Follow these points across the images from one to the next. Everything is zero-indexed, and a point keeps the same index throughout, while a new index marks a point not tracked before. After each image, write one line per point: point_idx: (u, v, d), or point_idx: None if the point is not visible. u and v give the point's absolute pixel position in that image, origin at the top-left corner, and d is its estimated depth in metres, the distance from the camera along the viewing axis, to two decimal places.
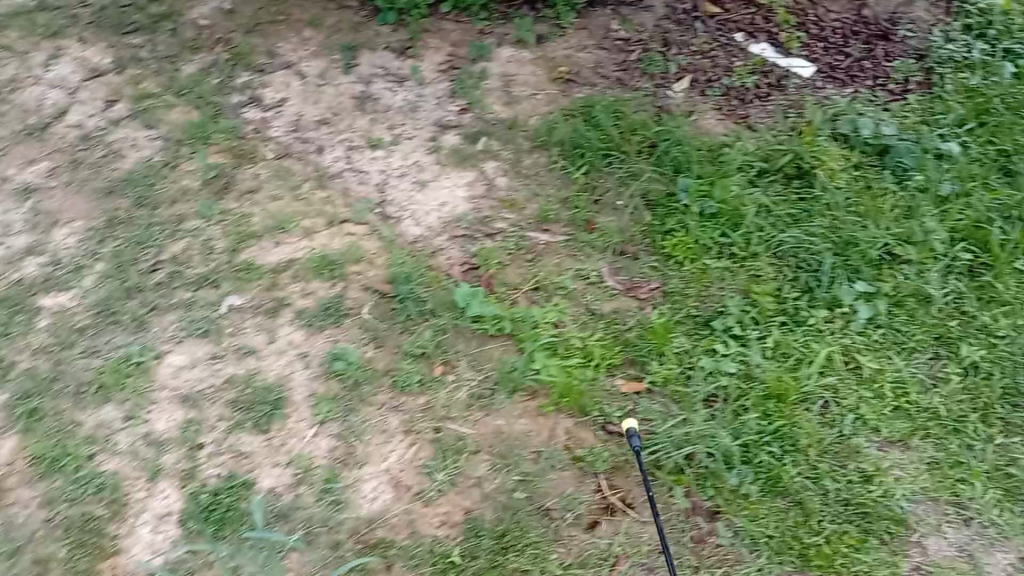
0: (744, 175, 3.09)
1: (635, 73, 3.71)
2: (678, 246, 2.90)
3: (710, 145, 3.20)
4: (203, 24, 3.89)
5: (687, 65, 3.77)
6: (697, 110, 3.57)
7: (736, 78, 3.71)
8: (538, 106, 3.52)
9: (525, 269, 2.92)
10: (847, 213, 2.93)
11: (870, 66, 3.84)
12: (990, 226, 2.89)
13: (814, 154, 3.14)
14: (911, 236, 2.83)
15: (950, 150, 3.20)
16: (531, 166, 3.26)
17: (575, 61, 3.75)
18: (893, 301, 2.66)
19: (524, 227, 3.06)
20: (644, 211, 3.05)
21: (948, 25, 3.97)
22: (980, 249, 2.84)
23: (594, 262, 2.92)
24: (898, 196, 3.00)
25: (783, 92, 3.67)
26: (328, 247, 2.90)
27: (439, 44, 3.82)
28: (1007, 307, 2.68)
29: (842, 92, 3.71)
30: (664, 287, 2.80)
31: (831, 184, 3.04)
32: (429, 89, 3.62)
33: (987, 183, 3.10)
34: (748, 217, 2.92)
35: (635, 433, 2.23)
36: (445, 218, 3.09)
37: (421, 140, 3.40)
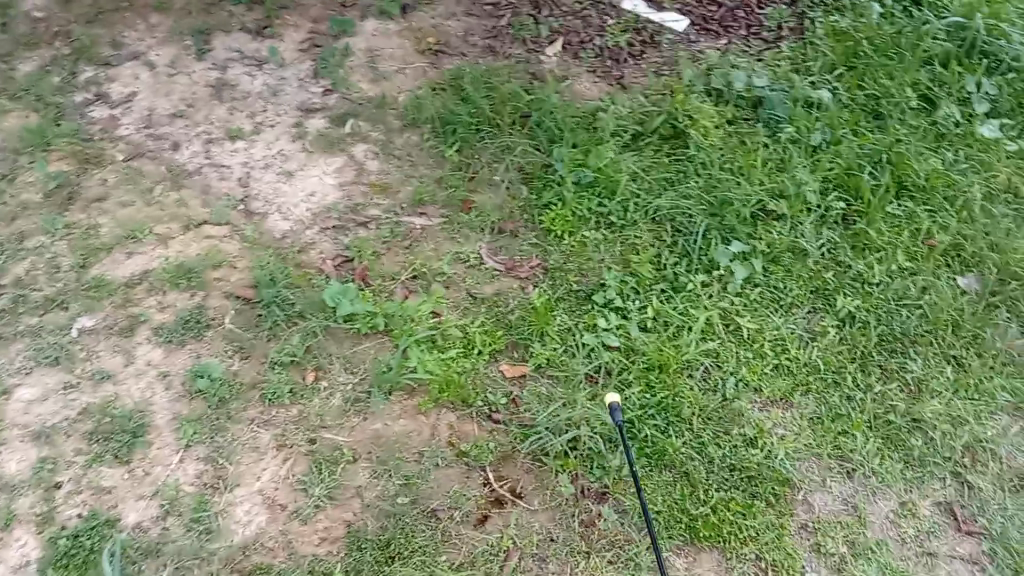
0: (619, 140, 3.09)
1: (506, 39, 3.60)
2: (556, 220, 2.85)
3: (583, 112, 3.18)
4: (38, 17, 3.60)
5: (558, 27, 3.67)
6: (571, 74, 3.47)
7: (609, 37, 3.63)
8: (406, 81, 3.40)
9: (401, 258, 2.80)
10: (721, 172, 2.94)
11: (742, 15, 3.82)
12: (860, 172, 2.91)
13: (687, 114, 3.15)
14: (783, 190, 2.84)
15: (821, 97, 3.19)
16: (402, 146, 3.15)
17: (443, 31, 3.64)
18: (769, 258, 2.66)
19: (398, 212, 2.94)
20: (522, 185, 2.99)
21: None
22: (852, 197, 2.86)
23: (474, 242, 2.84)
24: (770, 150, 3.01)
25: (656, 49, 3.62)
26: (185, 255, 2.71)
27: (300, 21, 3.65)
28: (879, 253, 2.71)
29: (717, 45, 3.67)
30: (545, 263, 2.75)
31: (705, 143, 3.05)
32: (290, 70, 3.46)
33: (858, 127, 3.10)
34: (623, 184, 2.91)
35: (619, 407, 2.09)
36: (315, 209, 2.96)
37: (284, 127, 3.25)
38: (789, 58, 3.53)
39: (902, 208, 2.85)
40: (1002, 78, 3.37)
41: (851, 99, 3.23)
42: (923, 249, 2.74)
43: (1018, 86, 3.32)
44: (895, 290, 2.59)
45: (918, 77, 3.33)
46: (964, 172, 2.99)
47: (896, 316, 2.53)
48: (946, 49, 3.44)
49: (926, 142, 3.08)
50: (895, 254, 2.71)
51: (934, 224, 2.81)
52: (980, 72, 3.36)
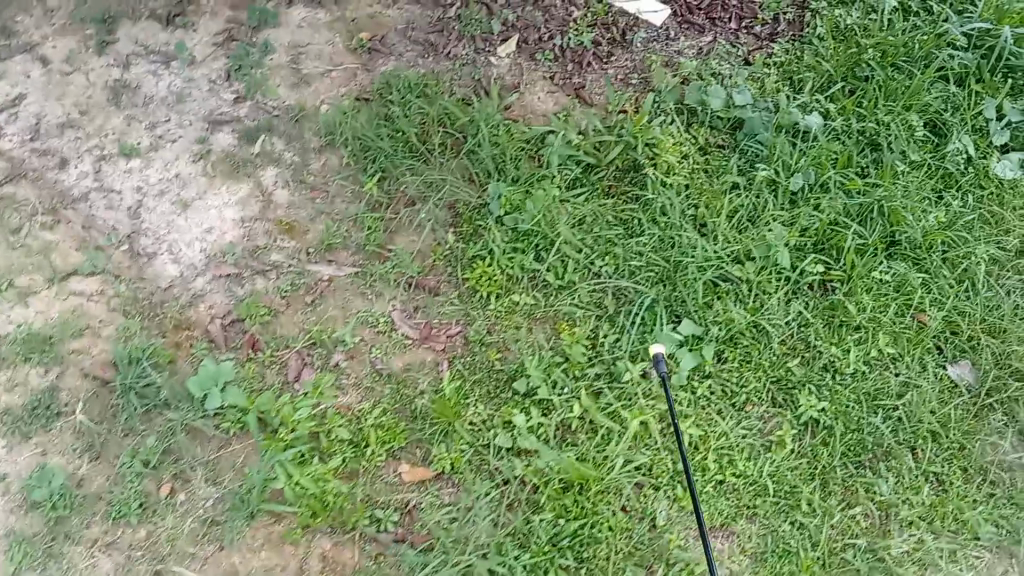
0: (569, 174, 2.65)
1: (451, 35, 3.09)
2: (482, 279, 2.43)
3: (523, 143, 2.72)
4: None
5: (514, 21, 3.13)
6: (525, 81, 3.00)
7: (573, 35, 3.11)
8: (331, 88, 2.94)
9: (301, 319, 2.44)
10: (682, 222, 2.50)
11: (736, 3, 3.27)
12: (845, 227, 2.47)
13: (651, 144, 2.67)
14: (750, 250, 2.41)
15: (809, 125, 2.70)
16: (317, 173, 2.73)
17: (382, 24, 3.12)
18: (724, 342, 2.26)
19: (303, 259, 2.55)
20: (448, 231, 2.56)
21: None
22: (832, 260, 2.43)
23: (388, 300, 2.46)
24: (742, 195, 2.55)
25: (625, 50, 3.11)
26: (44, 319, 2.43)
27: (217, 7, 3.13)
28: (859, 333, 2.30)
29: (698, 44, 3.15)
30: (467, 333, 2.36)
31: (665, 183, 2.60)
32: (200, 70, 3.00)
33: (848, 166, 2.63)
34: (562, 237, 2.46)
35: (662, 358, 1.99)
36: (210, 250, 2.58)
37: (186, 142, 2.83)
38: (781, 64, 3.04)
39: (893, 273, 2.42)
40: None
41: (843, 127, 2.74)
42: (912, 328, 2.33)
43: None
44: (870, 386, 2.21)
45: (929, 98, 2.84)
46: (970, 225, 2.55)
47: (867, 418, 2.16)
48: (966, 62, 2.93)
49: (928, 187, 2.62)
50: (876, 337, 2.29)
51: (927, 295, 2.39)
52: (1003, 92, 2.86)
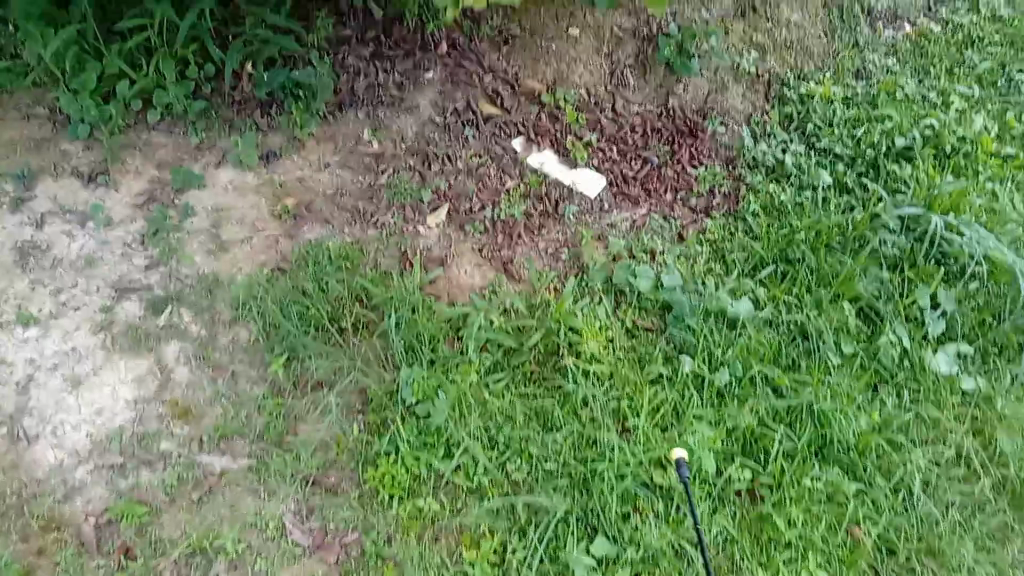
0: (489, 358, 2.52)
1: (380, 203, 3.01)
2: (383, 480, 2.28)
3: (440, 325, 2.58)
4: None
5: (445, 190, 3.08)
6: (453, 253, 2.91)
7: (504, 207, 3.06)
8: (250, 256, 2.82)
9: (183, 519, 2.25)
10: (605, 420, 2.39)
11: (671, 175, 3.27)
12: (773, 430, 2.39)
13: (573, 331, 2.57)
14: (673, 455, 2.30)
15: (738, 311, 2.62)
16: (225, 350, 2.56)
17: (312, 188, 3.04)
18: (644, 564, 2.15)
19: (194, 450, 2.36)
20: (354, 420, 2.42)
21: (767, 114, 3.50)
22: (759, 465, 2.34)
23: (281, 499, 2.28)
24: (667, 389, 2.46)
25: (557, 222, 3.06)
26: None
27: (144, 165, 3.02)
28: (788, 551, 2.19)
29: (632, 216, 3.12)
30: (363, 543, 2.19)
31: (587, 374, 2.48)
32: (116, 233, 2.85)
33: (777, 360, 2.57)
34: (474, 436, 2.35)
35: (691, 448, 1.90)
36: (96, 436, 2.39)
37: (90, 311, 2.65)
38: (712, 241, 3.01)
39: (826, 481, 2.31)
40: (964, 289, 2.82)
41: (773, 316, 2.67)
42: (846, 547, 2.21)
43: (980, 301, 2.79)
44: None
45: (862, 286, 2.75)
46: (906, 426, 2.45)
47: None
48: (899, 245, 2.88)
49: (863, 383, 2.52)
50: (807, 559, 2.18)
51: (862, 506, 2.28)
52: (937, 279, 2.80)
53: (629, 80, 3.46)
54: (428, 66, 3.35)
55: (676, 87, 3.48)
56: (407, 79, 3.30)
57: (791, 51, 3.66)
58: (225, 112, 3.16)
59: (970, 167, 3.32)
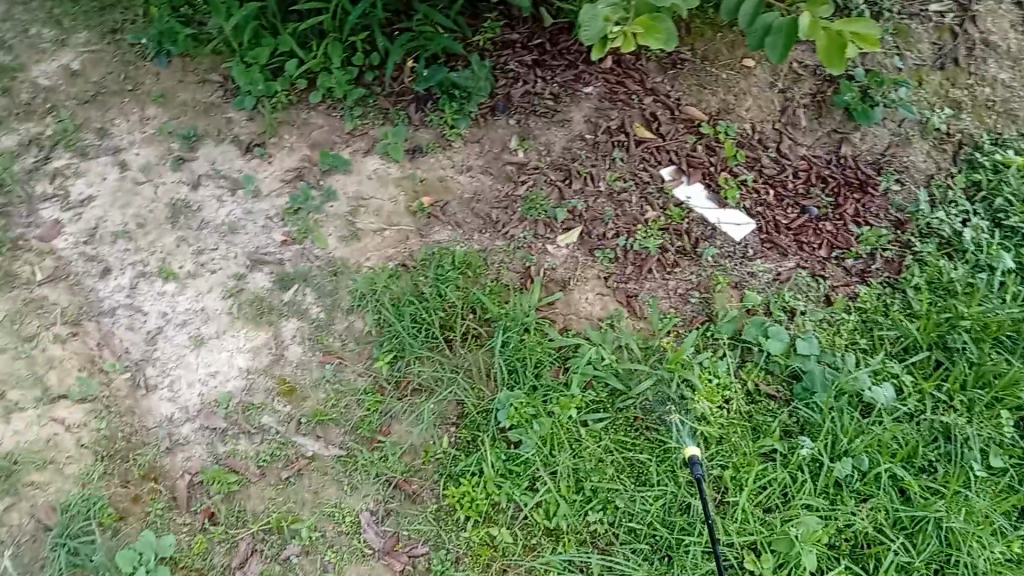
0: (592, 396, 2.42)
1: (514, 214, 2.97)
2: (462, 500, 2.24)
3: (550, 351, 2.51)
4: (43, 85, 3.26)
5: (582, 210, 2.98)
6: (577, 276, 2.83)
7: (640, 238, 2.92)
8: (379, 247, 2.85)
9: (268, 495, 2.29)
10: (704, 488, 2.26)
11: (829, 229, 3.00)
12: (889, 538, 2.17)
13: (687, 385, 2.43)
14: (771, 541, 2.14)
15: (876, 397, 2.39)
16: (339, 336, 2.60)
17: (449, 188, 3.04)
18: None
19: (291, 431, 2.41)
20: (445, 431, 2.39)
21: (950, 177, 3.14)
22: (864, 571, 2.13)
23: (362, 496, 2.28)
24: (777, 467, 2.28)
25: (693, 262, 2.89)
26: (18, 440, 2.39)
27: (298, 142, 3.12)
28: None
29: (776, 268, 2.89)
30: (428, 558, 2.16)
31: (692, 435, 2.34)
32: (262, 204, 2.95)
33: (911, 459, 2.31)
34: (562, 475, 2.26)
35: (697, 460, 2.19)
36: (207, 397, 2.48)
37: (224, 276, 2.75)
38: (863, 310, 2.74)
39: None
40: None
41: (915, 410, 2.41)
42: None
43: None
44: None
45: None
46: None
47: None
48: None
49: (1005, 506, 2.22)
50: None
51: None
52: None
53: (801, 121, 3.22)
54: (589, 80, 3.26)
55: (852, 136, 3.20)
56: (565, 91, 3.23)
57: (994, 110, 3.26)
58: (383, 102, 3.22)
59: None
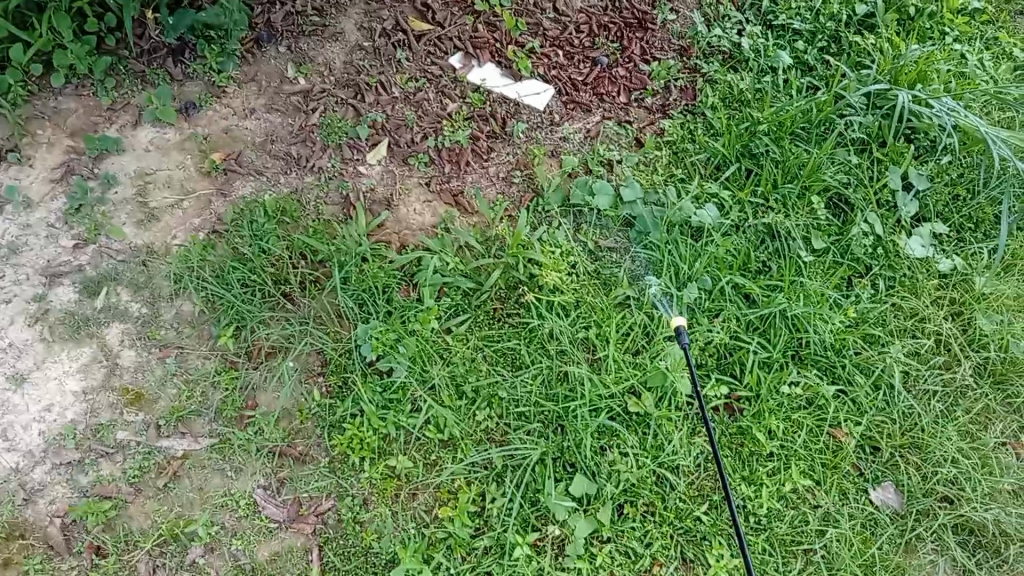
0: (448, 303, 2.41)
1: (314, 145, 2.82)
2: (352, 444, 2.18)
3: (392, 272, 2.45)
4: None
5: (383, 122, 2.87)
6: (399, 189, 2.74)
7: (448, 133, 2.86)
8: (182, 222, 2.66)
9: (153, 508, 2.16)
10: (575, 352, 2.31)
11: (623, 74, 3.06)
12: (746, 340, 2.32)
13: (533, 264, 2.46)
14: (647, 380, 2.23)
15: (704, 219, 2.52)
16: (170, 326, 2.43)
17: (238, 137, 2.84)
18: (624, 496, 2.07)
19: (153, 436, 2.26)
20: (314, 384, 2.31)
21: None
22: (734, 379, 2.27)
23: (250, 476, 2.19)
24: (635, 311, 2.37)
25: (506, 142, 2.89)
26: None
27: (55, 135, 2.78)
28: (771, 463, 2.14)
29: (585, 126, 2.94)
30: (337, 511, 2.11)
31: (551, 310, 2.39)
32: (37, 213, 2.63)
33: (747, 267, 2.47)
34: (441, 387, 2.25)
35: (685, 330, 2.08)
36: (49, 432, 2.26)
37: (21, 302, 2.46)
38: (673, 143, 2.84)
39: (805, 387, 2.26)
40: (936, 164, 2.71)
41: (739, 220, 2.56)
42: (829, 451, 2.17)
43: (952, 175, 2.69)
44: (786, 531, 2.04)
45: (828, 176, 2.63)
46: (883, 317, 2.38)
47: (782, 571, 2.00)
48: (865, 124, 2.74)
49: (835, 281, 2.44)
50: (789, 468, 2.13)
51: (843, 408, 2.23)
52: (908, 158, 2.68)
53: None
54: None
55: None
56: (329, 3, 3.06)
57: None
58: (135, 64, 2.90)
59: (935, 29, 3.15)
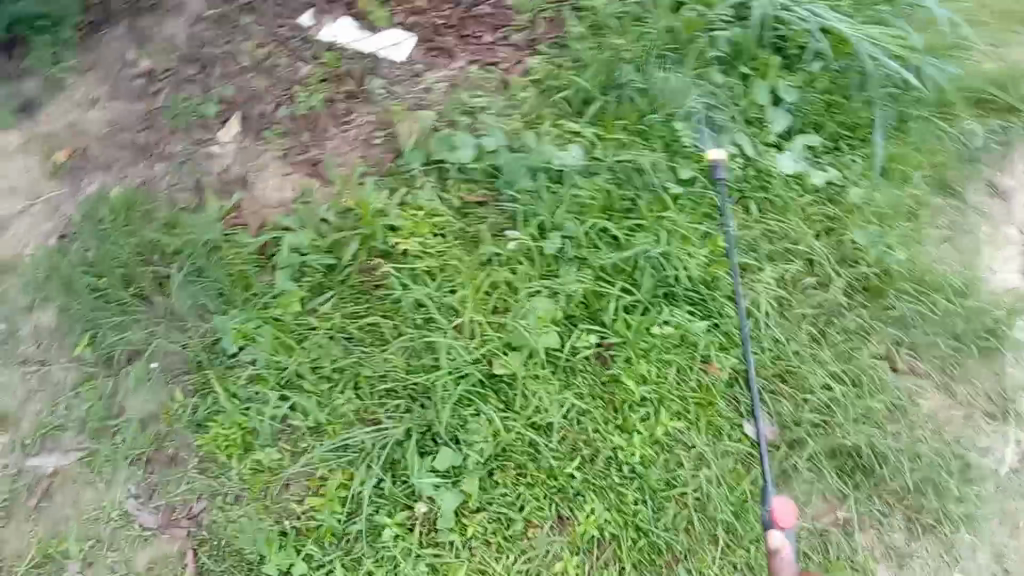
0: (308, 283, 2.31)
1: (162, 130, 2.65)
2: (218, 443, 2.12)
3: (248, 258, 2.34)
4: None
5: (233, 95, 2.70)
6: (256, 166, 2.60)
7: (303, 98, 2.69)
8: (32, 228, 2.51)
9: (28, 530, 2.08)
10: (441, 320, 2.23)
11: (487, 12, 2.88)
12: (610, 287, 2.26)
13: (392, 231, 2.38)
14: (511, 341, 2.16)
15: (566, 161, 2.44)
16: (29, 342, 2.31)
17: (82, 132, 2.65)
18: (495, 461, 2.05)
19: (22, 456, 2.17)
20: (176, 383, 2.22)
21: None
22: (603, 327, 2.21)
23: (121, 485, 2.12)
24: (497, 269, 2.30)
25: (366, 102, 2.70)
26: None
27: None
28: (642, 410, 2.11)
29: (449, 74, 2.76)
30: (209, 512, 2.06)
31: (416, 279, 2.32)
32: None
33: (611, 209, 2.39)
34: (302, 374, 2.17)
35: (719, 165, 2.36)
36: None
37: None
38: (539, 82, 2.68)
39: (674, 325, 2.22)
40: (807, 73, 2.61)
41: (602, 158, 2.47)
42: (701, 389, 2.15)
43: (825, 83, 2.59)
44: (660, 476, 2.04)
45: (694, 99, 2.55)
46: (754, 243, 2.35)
47: (657, 519, 2.00)
48: (731, 38, 2.62)
49: (703, 213, 2.39)
50: (660, 413, 2.11)
51: (714, 343, 2.21)
52: (774, 70, 2.59)
53: None
54: None
55: None
56: None
57: None
58: None
59: None
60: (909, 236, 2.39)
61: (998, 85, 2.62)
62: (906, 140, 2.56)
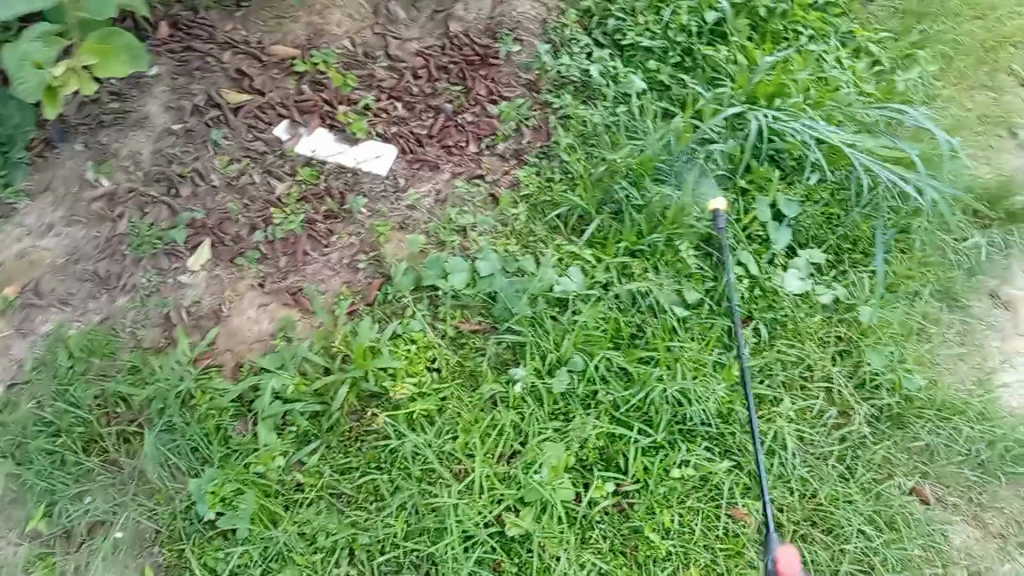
0: (292, 434, 2.10)
1: (125, 259, 2.38)
2: None
3: (225, 407, 2.13)
4: None
5: (204, 218, 2.46)
6: (230, 296, 2.37)
7: (279, 220, 2.48)
8: None
9: None
10: (442, 471, 2.06)
11: (469, 120, 2.70)
12: (626, 428, 2.14)
13: (385, 371, 2.18)
14: (522, 495, 2.02)
15: (567, 287, 2.32)
16: None
17: (36, 262, 2.38)
18: None
19: None
20: (146, 558, 1.98)
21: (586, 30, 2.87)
22: (620, 471, 2.08)
23: None
24: (502, 411, 2.15)
25: (347, 222, 2.50)
26: None
27: None
28: (667, 565, 1.97)
29: (434, 188, 2.58)
30: None
31: (414, 424, 2.13)
32: None
33: (619, 337, 2.28)
34: (291, 544, 1.96)
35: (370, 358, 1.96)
36: None
37: None
38: (531, 196, 2.54)
39: (696, 466, 2.10)
40: (805, 187, 2.54)
41: (605, 281, 2.36)
42: (727, 538, 2.02)
43: (824, 197, 2.53)
44: None
45: (692, 218, 2.44)
46: (768, 368, 2.26)
47: None
48: (726, 151, 2.55)
49: (713, 343, 2.28)
50: (688, 567, 1.97)
51: (736, 483, 2.09)
52: (774, 185, 2.52)
53: (400, 15, 2.86)
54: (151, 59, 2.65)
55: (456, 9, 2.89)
56: (127, 84, 2.61)
57: None
58: None
59: (790, 30, 2.87)
60: (923, 356, 2.32)
61: (990, 198, 2.57)
62: (910, 255, 2.49)
